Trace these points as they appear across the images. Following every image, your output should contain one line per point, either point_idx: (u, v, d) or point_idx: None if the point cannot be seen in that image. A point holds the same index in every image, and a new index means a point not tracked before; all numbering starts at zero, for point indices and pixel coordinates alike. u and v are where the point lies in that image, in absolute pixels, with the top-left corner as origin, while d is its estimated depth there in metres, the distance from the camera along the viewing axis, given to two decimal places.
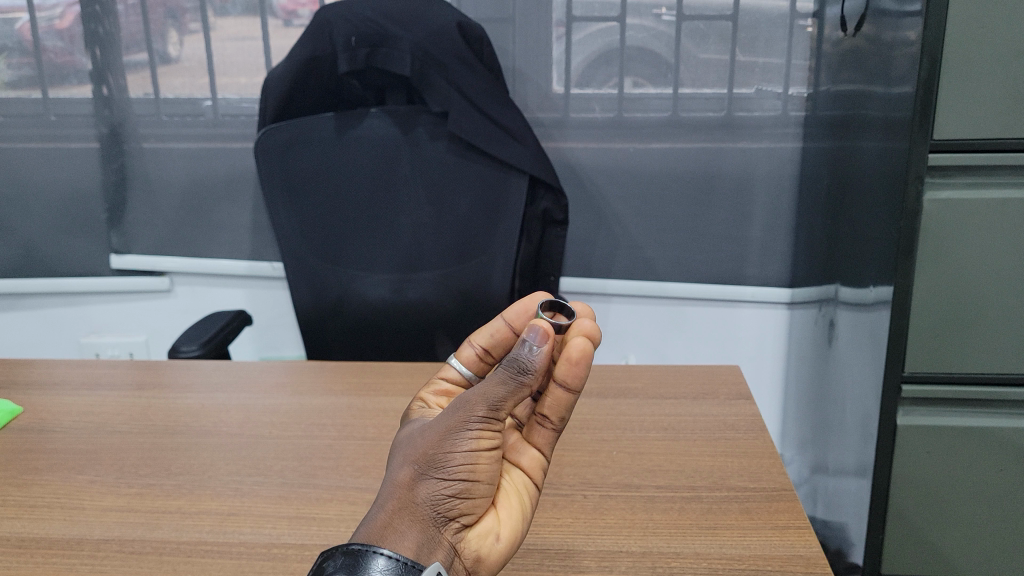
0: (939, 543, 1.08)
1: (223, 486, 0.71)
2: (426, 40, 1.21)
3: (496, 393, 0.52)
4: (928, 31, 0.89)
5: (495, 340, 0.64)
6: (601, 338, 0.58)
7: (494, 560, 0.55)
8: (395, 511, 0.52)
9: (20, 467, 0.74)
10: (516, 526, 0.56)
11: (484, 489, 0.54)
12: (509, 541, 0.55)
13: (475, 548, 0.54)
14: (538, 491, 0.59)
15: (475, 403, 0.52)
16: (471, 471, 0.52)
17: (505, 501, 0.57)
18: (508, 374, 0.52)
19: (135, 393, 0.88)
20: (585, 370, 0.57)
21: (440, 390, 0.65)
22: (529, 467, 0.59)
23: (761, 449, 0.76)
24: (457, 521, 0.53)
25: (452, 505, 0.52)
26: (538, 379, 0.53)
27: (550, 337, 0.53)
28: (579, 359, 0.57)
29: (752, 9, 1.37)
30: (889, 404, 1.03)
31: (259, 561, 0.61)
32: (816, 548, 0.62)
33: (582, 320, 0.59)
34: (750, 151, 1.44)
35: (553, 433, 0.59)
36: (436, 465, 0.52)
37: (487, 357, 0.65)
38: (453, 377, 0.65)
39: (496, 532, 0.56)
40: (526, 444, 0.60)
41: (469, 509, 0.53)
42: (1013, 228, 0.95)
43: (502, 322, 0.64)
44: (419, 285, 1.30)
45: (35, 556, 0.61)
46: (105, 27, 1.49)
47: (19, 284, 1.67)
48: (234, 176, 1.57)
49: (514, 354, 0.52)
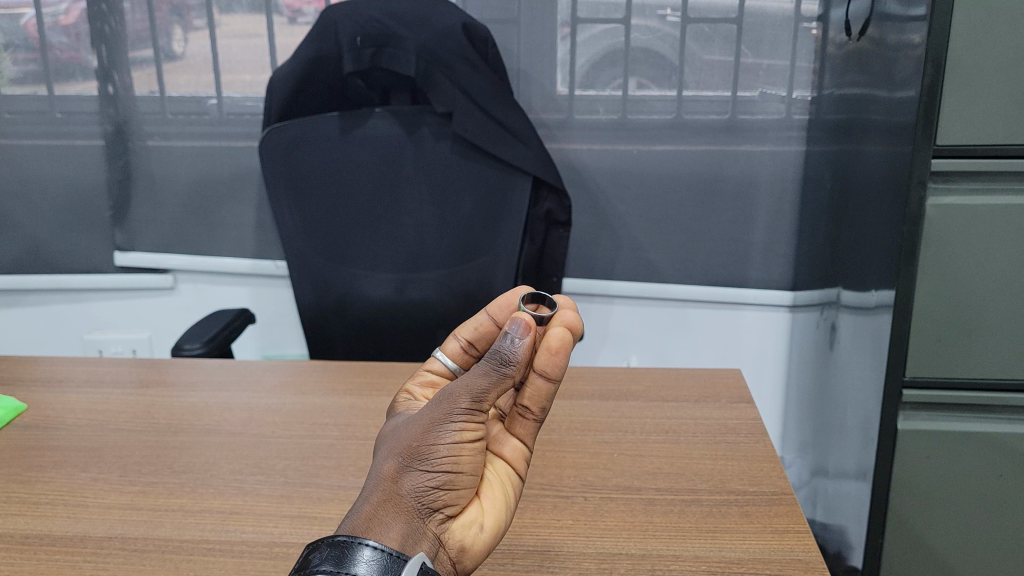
0: (939, 550, 1.09)
1: (225, 485, 0.71)
2: (431, 41, 1.22)
3: (479, 384, 0.51)
4: (933, 38, 0.90)
5: (480, 334, 0.64)
6: (582, 330, 0.58)
7: (478, 550, 0.54)
8: (380, 502, 0.50)
9: (24, 464, 0.74)
10: (500, 516, 0.55)
11: (467, 480, 0.53)
12: (493, 530, 0.54)
13: (459, 539, 0.53)
14: (521, 482, 0.58)
15: (459, 395, 0.52)
16: (456, 462, 0.51)
17: (487, 491, 0.56)
18: (490, 366, 0.51)
19: (139, 391, 0.88)
20: (564, 359, 0.55)
21: (424, 381, 0.65)
22: (512, 457, 0.58)
23: (761, 453, 0.76)
24: (441, 513, 0.52)
25: (436, 496, 0.51)
26: (520, 371, 0.52)
27: (532, 330, 0.52)
28: (559, 349, 0.55)
29: (756, 12, 1.37)
30: (890, 408, 1.03)
31: (261, 560, 0.61)
32: (815, 552, 0.62)
33: (565, 311, 0.58)
34: (753, 154, 1.44)
35: (534, 424, 0.58)
36: (421, 456, 0.51)
37: (471, 350, 0.65)
38: (437, 369, 0.65)
39: (480, 523, 0.54)
40: (508, 435, 0.59)
41: (454, 500, 0.52)
42: (1014, 233, 0.95)
43: (487, 317, 0.63)
44: (421, 285, 1.30)
45: (38, 553, 0.62)
46: (111, 25, 1.50)
47: (22, 280, 1.68)
48: (239, 175, 1.57)
49: (497, 346, 0.52)
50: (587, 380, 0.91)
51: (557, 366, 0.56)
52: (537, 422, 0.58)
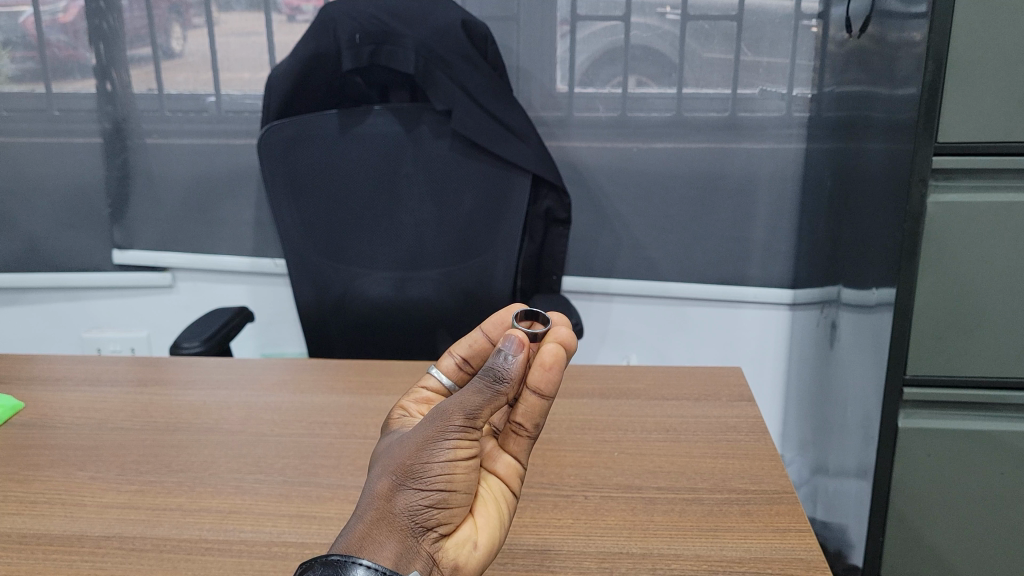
0: (939, 547, 1.08)
1: (224, 484, 0.69)
2: (431, 39, 1.22)
3: (473, 402, 0.51)
4: (933, 34, 0.89)
5: (475, 351, 0.63)
6: (575, 348, 0.56)
7: (472, 568, 0.53)
8: (374, 522, 0.50)
9: (21, 463, 0.73)
10: (494, 533, 0.55)
11: (461, 498, 0.52)
12: (486, 548, 0.54)
13: (453, 557, 0.52)
14: (515, 499, 0.58)
15: (453, 412, 0.51)
16: (449, 481, 0.51)
17: (482, 509, 0.56)
18: (484, 383, 0.51)
19: (137, 389, 0.87)
20: (558, 375, 0.54)
21: (420, 399, 0.64)
22: (505, 474, 0.58)
23: (762, 451, 0.74)
24: (435, 531, 0.51)
25: (430, 515, 0.51)
26: (514, 388, 0.52)
27: (525, 346, 0.52)
28: (552, 363, 0.54)
29: (756, 10, 1.37)
30: (891, 407, 1.03)
31: (260, 560, 0.59)
32: (817, 551, 0.60)
33: (559, 328, 0.56)
34: (753, 151, 1.43)
35: (528, 441, 0.57)
36: (414, 475, 0.51)
37: (466, 367, 0.64)
38: (432, 386, 0.65)
39: (473, 540, 0.54)
40: (501, 451, 0.58)
41: (448, 518, 0.52)
42: (1015, 230, 0.95)
43: (481, 334, 0.63)
44: (420, 283, 1.30)
45: (35, 552, 0.60)
46: (109, 22, 1.49)
47: (20, 278, 1.67)
48: (238, 172, 1.57)
49: (491, 363, 0.52)
50: (587, 379, 0.90)
51: (551, 383, 0.55)
52: (531, 438, 0.57)
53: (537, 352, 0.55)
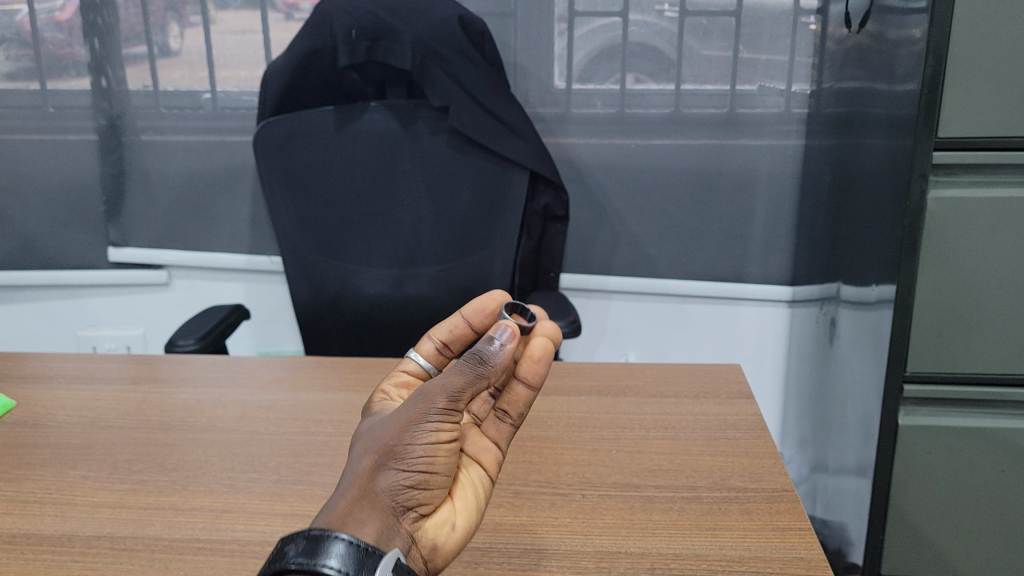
0: (939, 546, 1.08)
1: (217, 482, 0.68)
2: (427, 34, 1.21)
3: (456, 384, 0.51)
4: (933, 28, 0.88)
5: (456, 335, 0.64)
6: (560, 343, 0.60)
7: (450, 550, 0.52)
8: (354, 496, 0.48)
9: (12, 462, 0.72)
10: (472, 517, 0.54)
11: (440, 479, 0.52)
12: (464, 530, 0.53)
13: (432, 538, 0.51)
14: (493, 487, 0.57)
15: (436, 394, 0.51)
16: (432, 462, 0.50)
17: (460, 492, 0.55)
18: (468, 365, 0.51)
19: (131, 387, 0.86)
20: (546, 368, 0.58)
21: (400, 381, 0.63)
22: (486, 462, 0.58)
23: (762, 449, 0.74)
24: (414, 511, 0.50)
25: (412, 495, 0.50)
26: (497, 374, 0.52)
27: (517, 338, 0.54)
28: (541, 356, 0.58)
29: (754, 5, 1.36)
30: (890, 404, 1.02)
31: (252, 560, 0.58)
32: (818, 550, 0.59)
33: (545, 323, 0.60)
34: (752, 148, 1.43)
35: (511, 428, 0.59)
36: (396, 456, 0.49)
37: (446, 352, 0.65)
38: (412, 369, 0.64)
39: (451, 522, 0.53)
40: (481, 438, 0.59)
41: (427, 499, 0.51)
42: (1016, 225, 0.94)
43: (463, 318, 0.64)
44: (418, 280, 1.29)
45: (25, 553, 0.59)
46: (104, 18, 1.48)
47: (15, 275, 1.66)
48: (234, 170, 1.56)
49: (476, 348, 0.52)
50: (585, 376, 0.89)
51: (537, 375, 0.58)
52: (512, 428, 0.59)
53: (525, 344, 0.58)
